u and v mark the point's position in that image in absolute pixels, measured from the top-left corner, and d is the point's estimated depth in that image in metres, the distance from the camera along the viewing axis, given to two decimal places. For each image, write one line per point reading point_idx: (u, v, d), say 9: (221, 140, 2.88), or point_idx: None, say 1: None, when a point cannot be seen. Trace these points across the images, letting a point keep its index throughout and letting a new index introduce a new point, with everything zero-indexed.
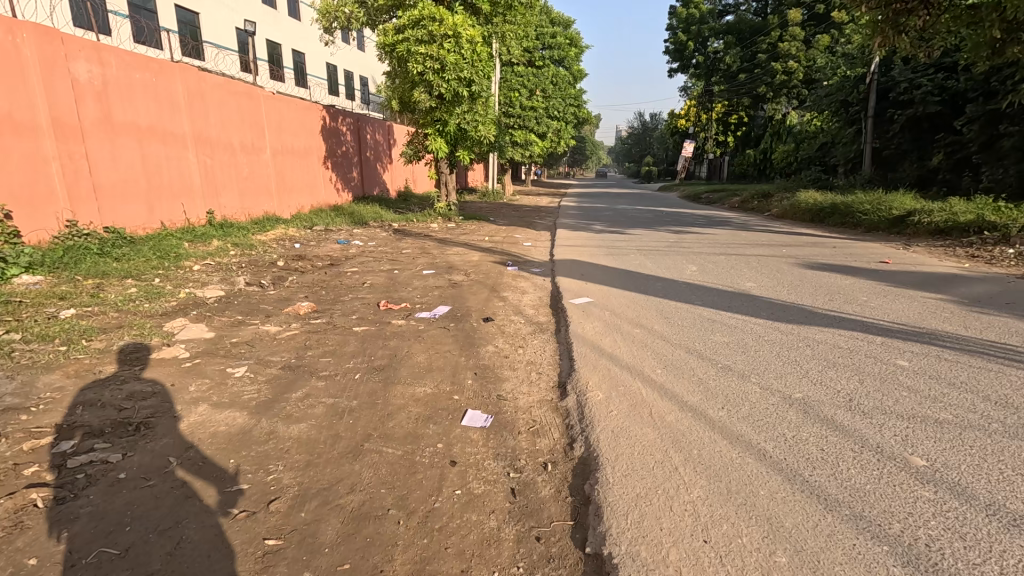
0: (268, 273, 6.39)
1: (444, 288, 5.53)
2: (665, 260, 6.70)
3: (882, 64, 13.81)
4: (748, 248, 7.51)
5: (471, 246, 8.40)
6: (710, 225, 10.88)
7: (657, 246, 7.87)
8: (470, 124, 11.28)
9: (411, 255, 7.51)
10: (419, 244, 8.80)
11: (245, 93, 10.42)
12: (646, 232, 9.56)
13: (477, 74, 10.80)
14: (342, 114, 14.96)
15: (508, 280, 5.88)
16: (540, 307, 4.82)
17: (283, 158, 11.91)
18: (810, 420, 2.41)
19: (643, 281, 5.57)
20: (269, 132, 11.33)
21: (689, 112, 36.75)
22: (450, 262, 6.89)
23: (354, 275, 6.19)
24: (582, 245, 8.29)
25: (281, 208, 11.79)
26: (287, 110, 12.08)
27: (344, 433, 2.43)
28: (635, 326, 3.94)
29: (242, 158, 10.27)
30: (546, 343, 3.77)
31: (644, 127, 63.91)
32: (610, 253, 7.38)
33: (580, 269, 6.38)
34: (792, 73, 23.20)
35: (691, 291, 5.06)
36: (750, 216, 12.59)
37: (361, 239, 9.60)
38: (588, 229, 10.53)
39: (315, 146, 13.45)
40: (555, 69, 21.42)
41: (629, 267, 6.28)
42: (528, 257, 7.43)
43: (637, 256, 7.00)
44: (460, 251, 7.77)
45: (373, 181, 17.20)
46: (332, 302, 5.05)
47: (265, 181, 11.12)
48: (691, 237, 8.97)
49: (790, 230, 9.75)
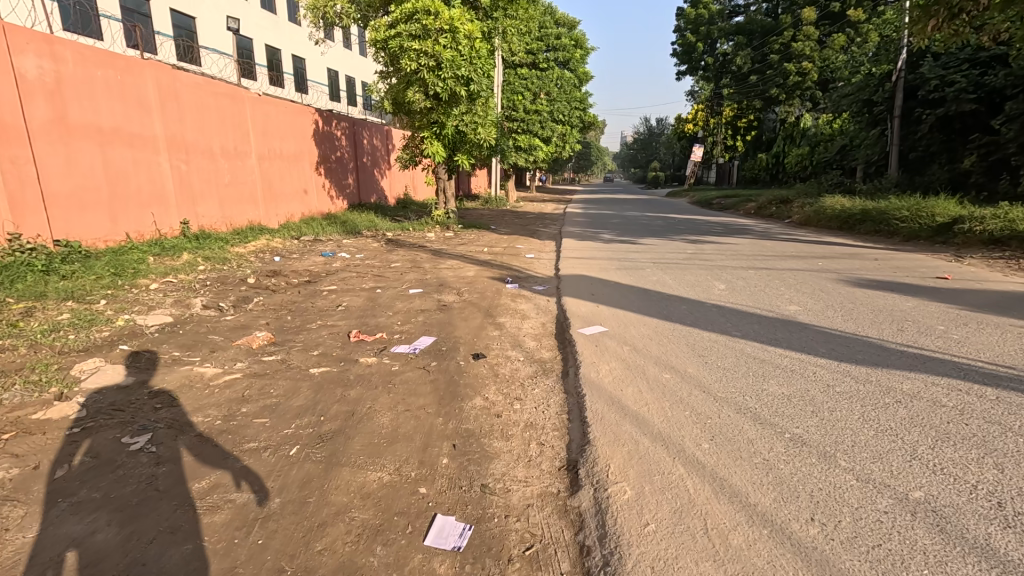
0: (233, 292, 5.61)
1: (430, 311, 4.72)
2: (686, 275, 5.87)
3: (909, 61, 12.95)
4: (777, 261, 6.67)
5: (468, 259, 7.60)
6: (729, 234, 10.04)
7: (674, 259, 7.05)
8: (468, 126, 10.51)
9: (399, 270, 6.73)
10: (411, 256, 8.03)
11: (228, 94, 9.72)
12: (660, 242, 8.72)
13: (476, 72, 10.08)
14: (335, 118, 14.26)
15: (506, 301, 5.08)
16: (544, 337, 3.99)
17: (270, 164, 11.18)
18: (956, 551, 1.57)
19: (664, 302, 4.73)
20: (255, 136, 10.60)
21: (697, 117, 35.95)
22: (442, 279, 6.11)
23: (330, 295, 5.41)
24: (590, 256, 7.48)
25: (268, 217, 11.07)
26: (275, 113, 11.37)
27: (243, 568, 1.61)
28: (664, 369, 3.09)
29: (223, 164, 9.53)
30: (550, 394, 2.94)
31: (649, 132, 63.15)
32: (622, 267, 6.57)
33: (589, 287, 5.55)
34: (806, 74, 22.38)
35: (724, 316, 4.21)
36: (769, 223, 11.74)
37: (349, 250, 8.84)
38: (596, 238, 9.73)
39: (306, 151, 12.74)
40: (560, 72, 20.67)
41: (647, 285, 5.44)
42: (530, 271, 6.62)
43: (653, 271, 6.16)
44: (455, 265, 6.98)
45: (370, 188, 16.48)
46: (296, 331, 4.26)
47: (249, 188, 10.37)
48: (711, 247, 8.13)
49: (818, 238, 8.89)
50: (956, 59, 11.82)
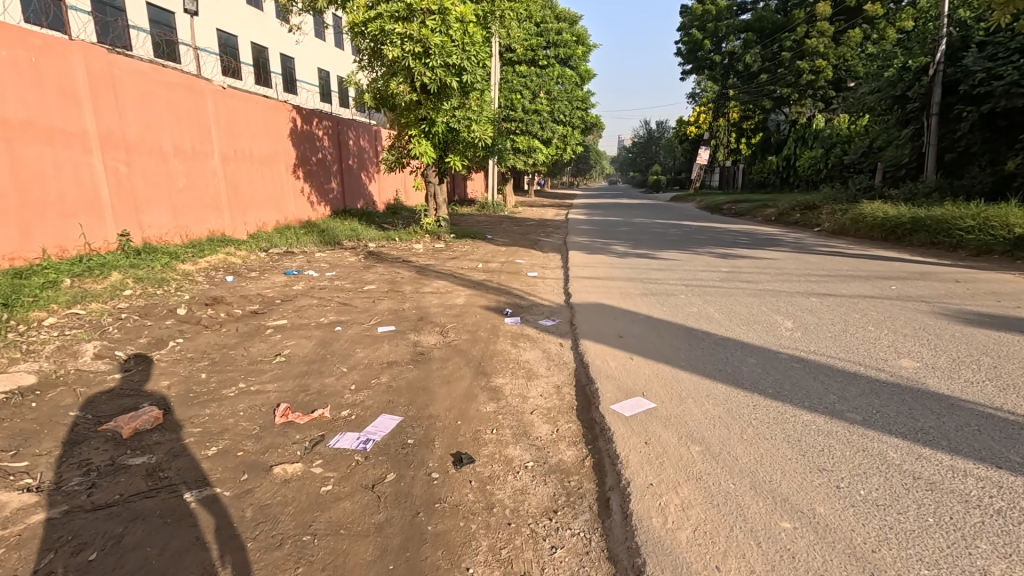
0: (150, 330, 4.32)
1: (400, 365, 3.44)
2: (734, 306, 4.61)
3: (948, 54, 11.74)
4: (838, 284, 5.40)
5: (458, 280, 6.29)
6: (758, 245, 8.76)
7: (708, 280, 5.77)
8: (460, 123, 9.25)
9: (371, 296, 5.42)
10: (391, 274, 6.73)
11: (185, 86, 8.47)
12: (684, 256, 7.49)
13: (469, 63, 8.81)
14: (317, 116, 13.00)
15: (506, 346, 3.79)
16: (562, 415, 2.72)
17: (237, 166, 9.88)
18: None
19: (721, 352, 3.44)
20: (218, 134, 9.30)
21: (700, 119, 35.01)
22: (423, 309, 4.80)
23: (275, 335, 4.13)
24: (604, 276, 6.19)
25: (235, 226, 9.78)
26: (245, 109, 10.13)
27: None
28: (778, 512, 1.80)
29: (176, 165, 8.23)
30: (585, 563, 1.66)
31: (650, 135, 62.14)
32: (648, 291, 5.29)
33: (611, 322, 4.28)
34: (819, 72, 21.29)
35: (817, 379, 2.92)
36: (798, 232, 10.50)
37: (321, 265, 7.59)
38: (607, 251, 8.45)
39: (281, 152, 11.47)
40: (562, 68, 19.35)
41: (688, 321, 4.18)
42: (535, 297, 5.36)
43: (690, 299, 4.89)
44: (442, 288, 5.71)
45: (356, 193, 15.22)
46: (205, 402, 2.95)
47: (211, 194, 9.09)
48: (747, 264, 6.90)
49: (865, 252, 7.65)
50: (1005, 49, 10.58)
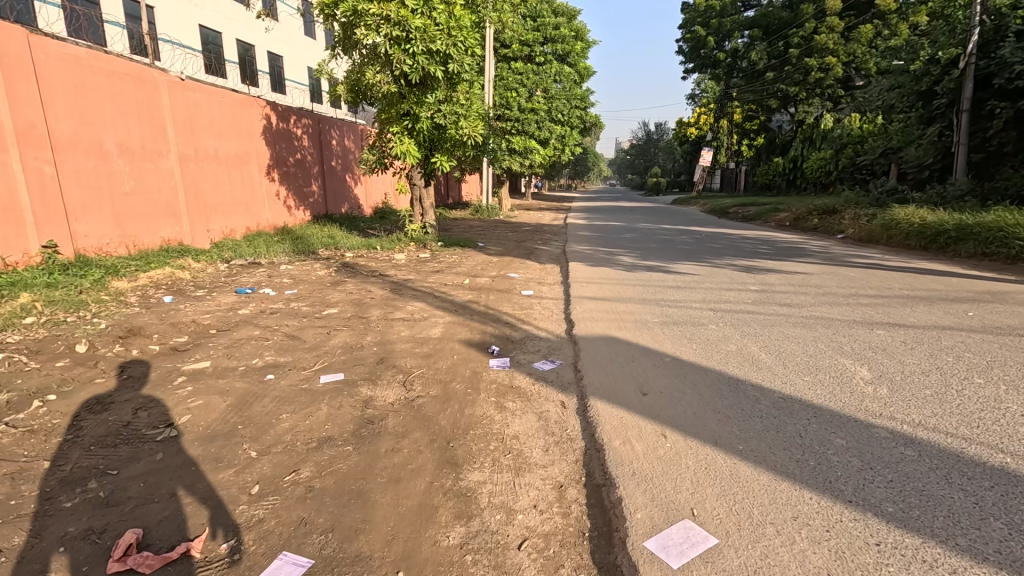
0: (24, 380, 3.28)
1: (334, 445, 2.41)
2: (782, 343, 3.61)
3: (980, 45, 10.86)
4: (900, 309, 4.42)
5: (438, 301, 5.26)
6: (782, 255, 7.78)
7: (738, 304, 4.77)
8: (446, 118, 8.24)
9: (328, 326, 4.40)
10: (360, 293, 5.71)
11: (133, 76, 7.45)
12: (702, 270, 6.51)
13: (457, 50, 7.82)
14: (295, 113, 12.00)
15: (488, 409, 2.77)
16: (566, 558, 1.70)
17: (199, 167, 8.85)
18: None
19: (790, 425, 2.43)
20: (175, 131, 8.27)
21: (701, 120, 34.24)
22: (387, 346, 3.78)
23: (182, 389, 3.10)
24: (613, 297, 5.20)
25: (197, 234, 8.74)
26: (208, 103, 9.10)
27: None
28: None
29: (121, 166, 7.20)
30: None
31: (648, 137, 61.41)
32: (668, 320, 4.30)
33: (628, 368, 3.26)
34: (829, 69, 20.46)
35: (959, 486, 1.91)
36: (820, 239, 9.56)
37: (284, 280, 6.58)
38: (613, 262, 7.47)
39: (252, 151, 10.43)
40: (560, 65, 18.29)
41: (730, 368, 3.16)
42: (529, 326, 4.36)
43: (725, 333, 3.89)
44: (418, 314, 4.71)
45: (340, 196, 14.22)
46: (19, 521, 1.92)
47: (166, 198, 8.05)
48: (778, 279, 5.93)
49: (909, 264, 6.68)
50: None
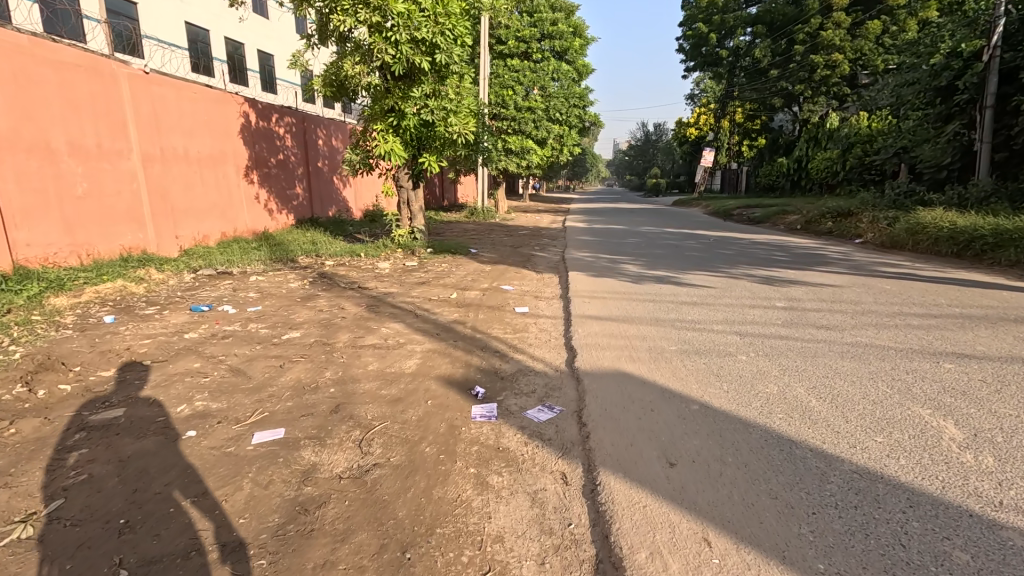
0: None
1: (243, 556, 1.71)
2: (835, 384, 2.92)
3: (1004, 37, 10.25)
4: (963, 334, 3.74)
5: (419, 322, 4.57)
6: (802, 263, 7.12)
7: (766, 327, 4.08)
8: (434, 114, 7.54)
9: (283, 356, 3.69)
10: (331, 311, 5.00)
11: (86, 67, 6.74)
12: (719, 282, 5.83)
13: (445, 38, 7.17)
14: (276, 111, 11.31)
15: (464, 489, 2.07)
16: None
17: (167, 168, 8.14)
18: None
19: (884, 527, 1.73)
20: (138, 128, 7.56)
21: (702, 120, 33.67)
22: (347, 387, 3.08)
23: (72, 454, 2.39)
24: (621, 316, 4.52)
25: (164, 241, 8.02)
26: (176, 99, 8.39)
27: None
28: None
29: (71, 167, 6.49)
30: None
31: (646, 138, 60.71)
32: (688, 349, 3.61)
33: (646, 421, 2.55)
34: (835, 67, 19.86)
35: None
36: (839, 245, 8.90)
37: (251, 294, 5.88)
38: (617, 272, 6.77)
39: (228, 151, 9.72)
40: (558, 62, 17.54)
41: (778, 425, 2.46)
42: (522, 356, 3.66)
43: (760, 369, 3.19)
44: (392, 340, 4.01)
45: (327, 199, 13.52)
46: None
47: (127, 202, 7.33)
48: (805, 292, 5.26)
49: (946, 274, 6.02)
50: None
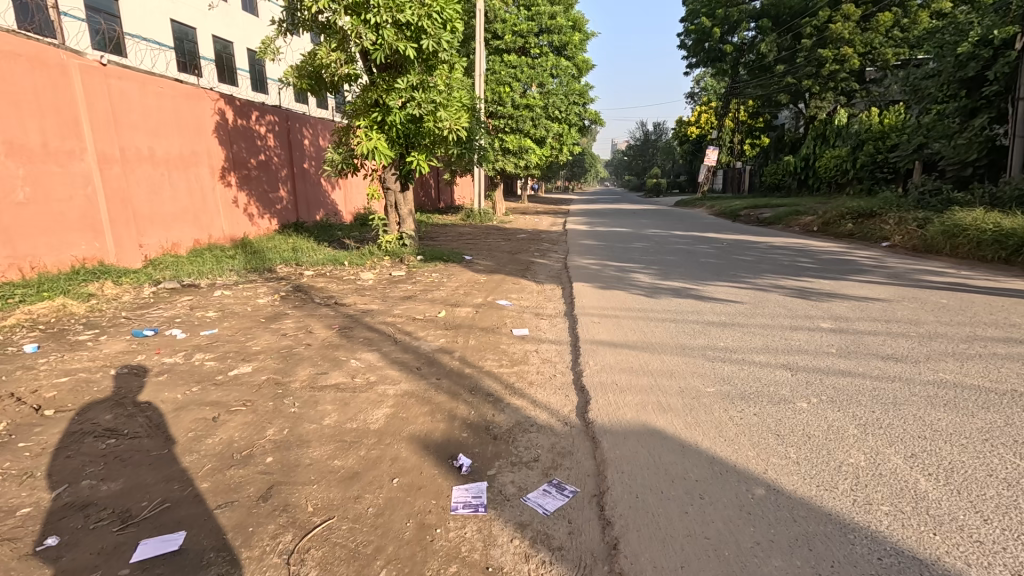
0: None
1: None
2: (944, 453, 2.16)
3: None
4: None
5: (397, 350, 3.82)
6: (833, 271, 6.40)
7: (820, 357, 3.34)
8: (421, 107, 6.81)
9: (221, 404, 2.93)
10: (295, 337, 4.23)
11: (29, 56, 5.98)
12: (746, 296, 5.10)
13: (432, 22, 6.47)
14: (257, 109, 10.55)
15: None
16: None
17: (129, 171, 7.37)
18: None
19: None
20: (94, 126, 6.80)
21: (703, 118, 32.95)
22: (289, 456, 2.32)
23: None
24: (639, 343, 3.77)
25: (125, 252, 7.25)
26: (139, 94, 7.63)
27: None
28: None
29: (12, 169, 5.75)
30: None
31: (644, 137, 59.84)
32: (730, 393, 2.86)
33: (697, 520, 1.80)
34: (845, 61, 19.20)
35: None
36: (866, 249, 8.18)
37: (210, 313, 5.12)
38: (627, 283, 6.01)
39: (200, 152, 8.94)
40: (557, 58, 16.75)
41: (889, 529, 1.71)
42: (520, 401, 2.91)
43: (833, 425, 2.44)
44: (359, 379, 3.25)
45: (314, 202, 12.78)
46: None
47: (81, 207, 6.56)
48: (848, 308, 4.53)
49: (1003, 284, 5.31)
50: None
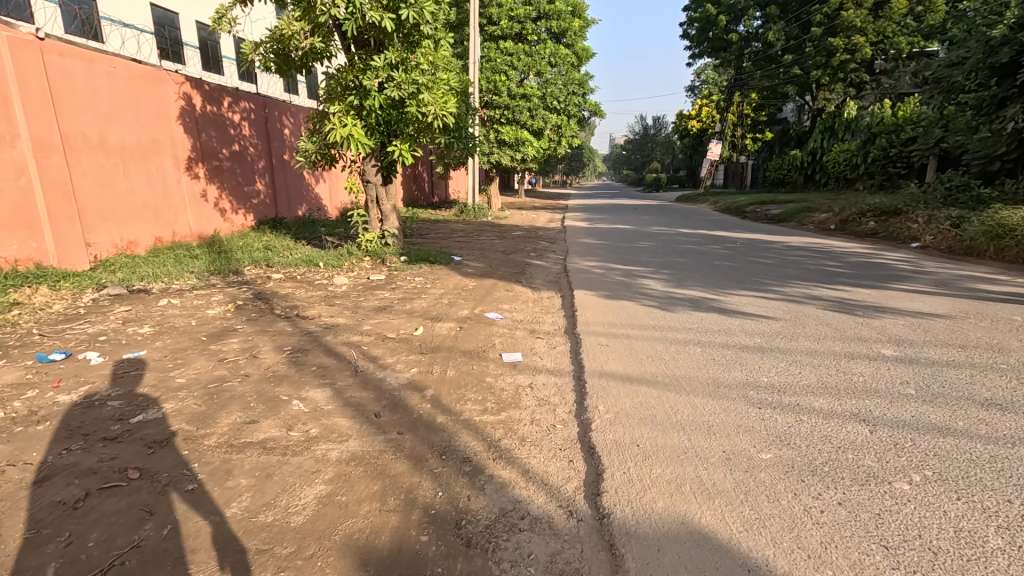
0: None
1: None
2: None
3: None
4: None
5: (355, 385, 3.02)
6: (869, 277, 5.64)
7: (900, 403, 2.57)
8: (402, 88, 5.99)
9: (95, 475, 2.13)
10: (234, 364, 3.42)
11: None
12: (778, 310, 4.33)
13: None
14: (229, 94, 9.68)
15: None
16: None
17: (74, 161, 6.52)
18: None
19: None
20: (28, 108, 5.92)
21: (705, 112, 32.18)
22: None
23: None
24: (661, 378, 2.98)
25: (69, 252, 6.42)
26: (86, 74, 6.76)
27: None
28: None
29: None
30: None
31: (643, 131, 58.74)
32: (797, 463, 2.08)
33: None
34: (855, 50, 18.44)
35: None
36: (896, 251, 7.42)
37: (144, 329, 4.31)
38: (637, 291, 5.23)
39: (162, 140, 8.09)
40: (556, 46, 15.79)
41: None
42: (506, 474, 2.12)
43: (965, 530, 1.66)
44: (295, 435, 2.45)
45: (296, 196, 11.93)
46: None
47: (12, 201, 5.73)
48: (907, 326, 3.77)
49: None
50: None
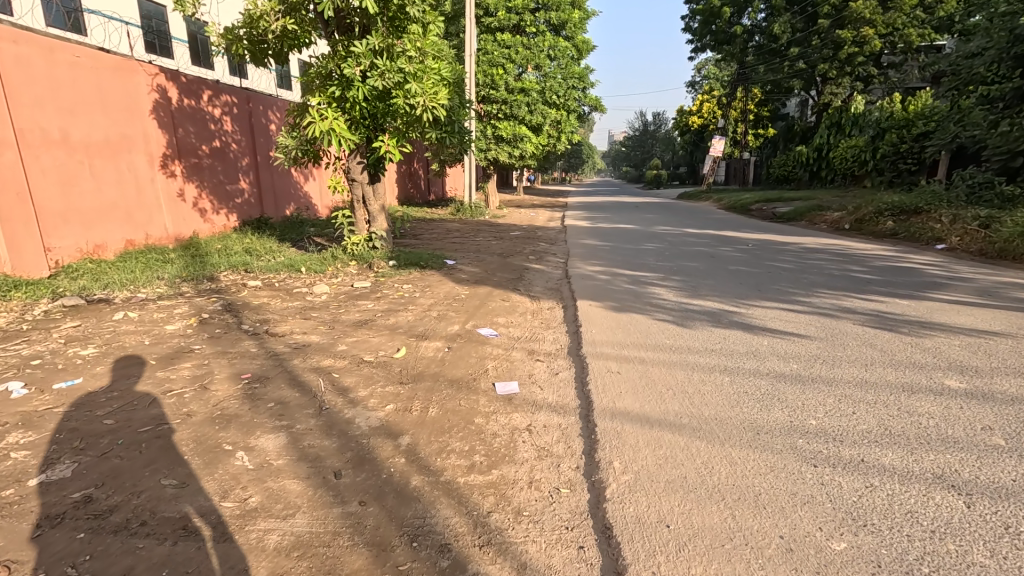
0: None
1: None
2: None
3: None
4: None
5: (316, 429, 2.48)
6: (902, 285, 5.12)
7: (994, 461, 2.04)
8: (385, 76, 5.42)
9: None
10: (178, 398, 2.89)
11: None
12: (810, 326, 3.81)
13: None
14: (209, 87, 9.12)
15: None
16: None
17: (30, 158, 5.95)
18: None
19: None
20: None
21: (707, 107, 31.55)
22: None
23: None
24: (688, 421, 2.45)
25: (24, 258, 5.87)
26: (44, 64, 6.20)
27: None
28: None
29: None
30: None
31: (643, 127, 57.98)
32: (883, 561, 1.56)
33: None
34: (864, 43, 17.87)
35: None
36: (922, 253, 6.88)
37: (86, 350, 3.76)
38: (648, 302, 4.71)
39: (134, 136, 7.54)
40: (556, 38, 15.21)
41: None
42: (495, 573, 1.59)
43: None
44: (228, 507, 1.91)
45: (283, 194, 11.38)
46: None
47: None
48: (966, 349, 3.23)
49: None
50: None
